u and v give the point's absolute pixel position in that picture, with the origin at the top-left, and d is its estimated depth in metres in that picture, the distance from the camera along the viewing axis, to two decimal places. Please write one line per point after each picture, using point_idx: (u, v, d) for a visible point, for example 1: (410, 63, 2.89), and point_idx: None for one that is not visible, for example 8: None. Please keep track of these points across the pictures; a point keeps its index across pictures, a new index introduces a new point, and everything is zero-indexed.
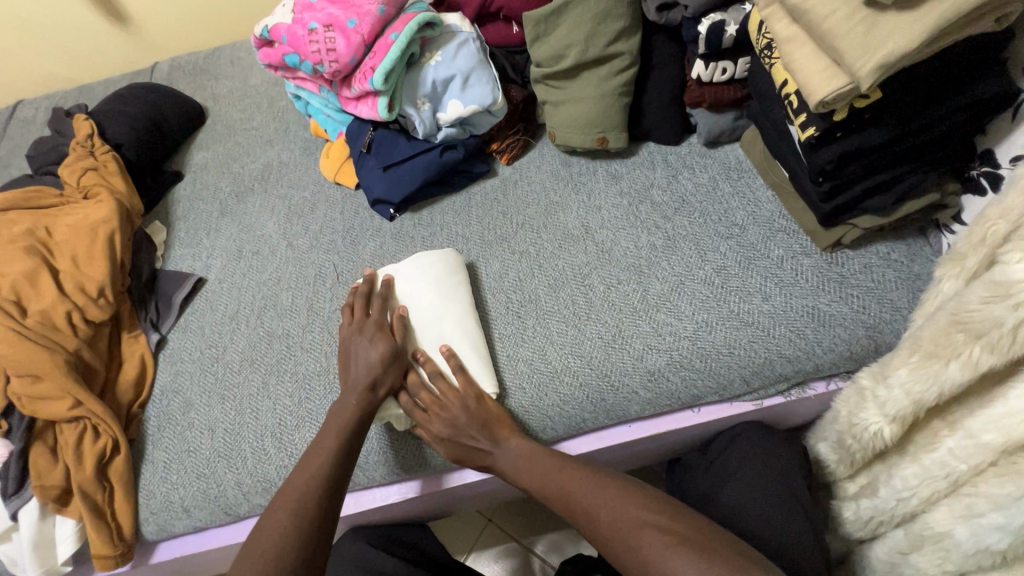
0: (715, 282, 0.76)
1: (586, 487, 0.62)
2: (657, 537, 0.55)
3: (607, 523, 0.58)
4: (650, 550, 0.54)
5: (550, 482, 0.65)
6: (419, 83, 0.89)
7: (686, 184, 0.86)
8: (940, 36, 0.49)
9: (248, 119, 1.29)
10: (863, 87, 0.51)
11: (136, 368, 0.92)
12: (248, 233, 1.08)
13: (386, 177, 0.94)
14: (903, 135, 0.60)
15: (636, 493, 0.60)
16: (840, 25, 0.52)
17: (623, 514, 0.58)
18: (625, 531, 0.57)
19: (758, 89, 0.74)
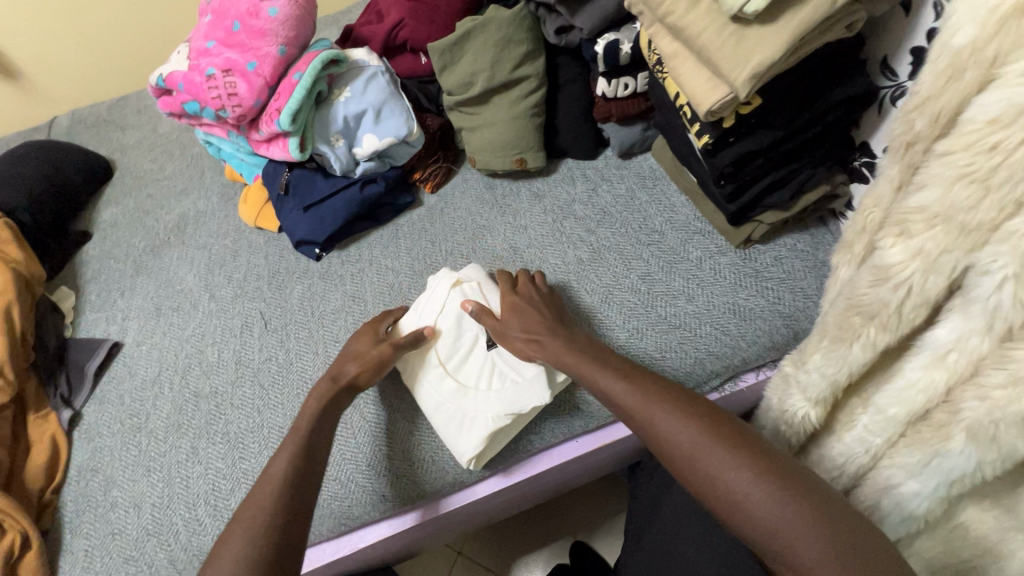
0: (641, 289, 0.78)
1: (687, 425, 0.55)
2: (771, 496, 0.48)
3: (710, 472, 0.52)
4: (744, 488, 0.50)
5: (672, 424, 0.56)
6: (331, 120, 0.88)
7: (606, 197, 0.89)
8: (801, 44, 0.53)
9: (160, 169, 1.23)
10: (742, 95, 0.54)
11: (46, 449, 0.84)
12: (166, 289, 1.02)
13: (308, 218, 0.92)
14: (788, 135, 0.64)
15: (756, 450, 0.52)
16: (712, 40, 0.55)
17: (746, 479, 0.50)
18: (727, 481, 0.50)
19: (658, 102, 0.77)
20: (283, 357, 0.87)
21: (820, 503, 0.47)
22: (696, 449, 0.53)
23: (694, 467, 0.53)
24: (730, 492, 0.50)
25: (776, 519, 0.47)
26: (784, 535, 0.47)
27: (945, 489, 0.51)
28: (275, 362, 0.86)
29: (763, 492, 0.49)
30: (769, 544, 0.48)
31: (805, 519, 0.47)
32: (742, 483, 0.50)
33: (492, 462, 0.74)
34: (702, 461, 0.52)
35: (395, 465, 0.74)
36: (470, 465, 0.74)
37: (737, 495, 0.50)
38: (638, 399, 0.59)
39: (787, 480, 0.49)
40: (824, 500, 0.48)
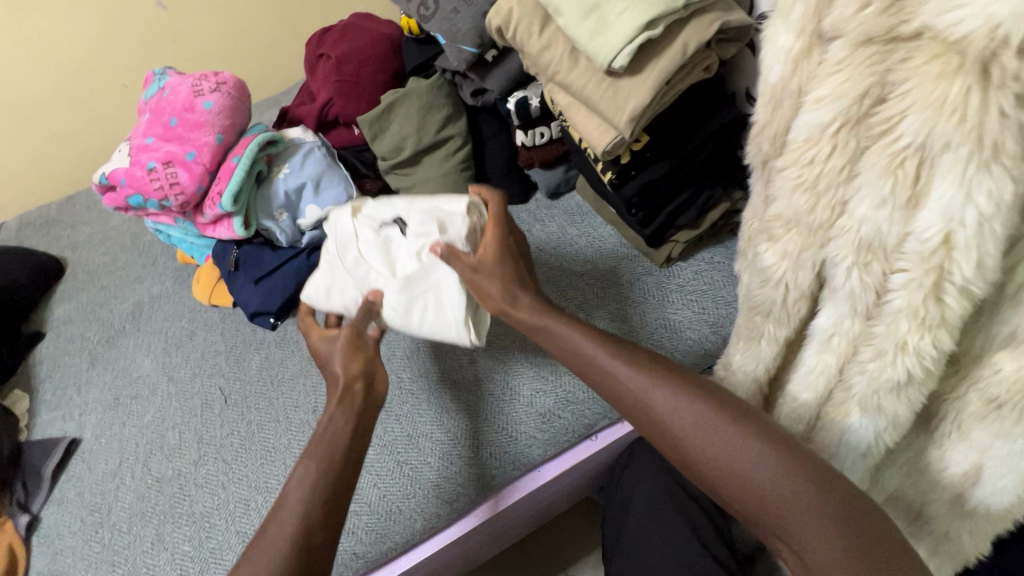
0: (580, 316, 0.83)
1: (683, 399, 0.52)
2: (768, 475, 0.47)
3: (710, 456, 0.50)
4: (743, 463, 0.48)
5: (664, 400, 0.53)
6: (271, 196, 0.92)
7: (540, 236, 0.95)
8: (666, 87, 0.61)
9: (113, 261, 1.25)
10: (625, 134, 0.62)
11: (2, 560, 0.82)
12: (123, 378, 1.02)
13: (260, 290, 0.95)
14: (680, 162, 0.72)
15: (753, 425, 0.50)
16: (594, 92, 0.63)
17: (742, 455, 0.49)
18: (725, 463, 0.49)
19: (571, 146, 0.85)
20: (245, 429, 0.87)
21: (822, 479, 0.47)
22: (698, 430, 0.51)
23: (692, 451, 0.51)
24: (728, 472, 0.49)
25: (780, 496, 0.47)
26: (784, 512, 0.46)
27: (863, 460, 0.56)
28: (238, 436, 0.87)
29: (761, 470, 0.48)
30: (765, 515, 0.48)
31: (802, 491, 0.46)
32: (744, 463, 0.48)
33: (459, 503, 0.75)
34: (701, 441, 0.50)
35: (364, 521, 0.74)
36: (436, 509, 0.75)
37: (737, 475, 0.48)
38: (636, 376, 0.55)
39: (788, 453, 0.48)
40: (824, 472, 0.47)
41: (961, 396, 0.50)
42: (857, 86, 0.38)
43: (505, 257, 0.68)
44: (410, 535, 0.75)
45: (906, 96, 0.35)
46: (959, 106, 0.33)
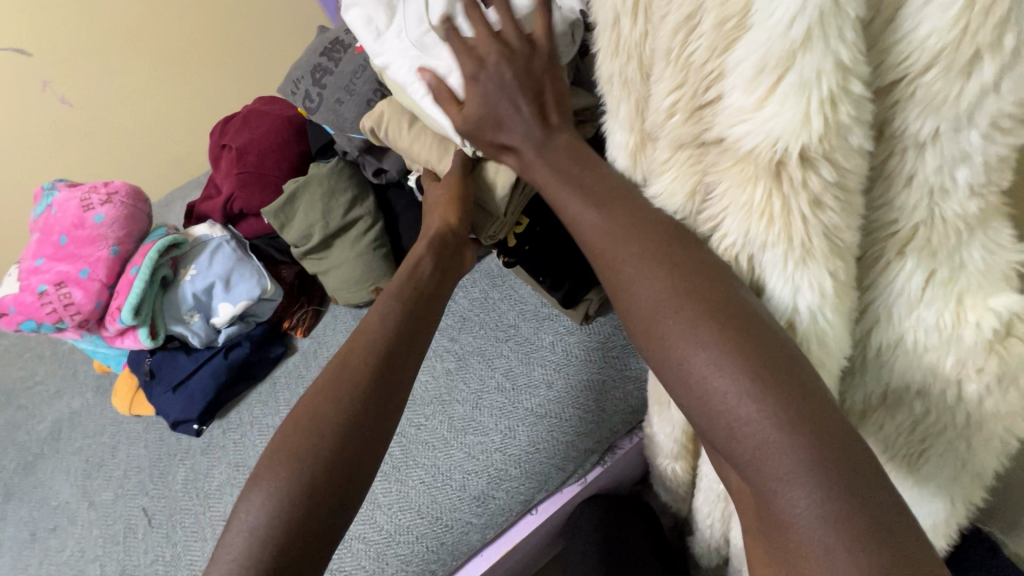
0: (507, 387, 0.82)
1: (659, 277, 0.38)
2: (749, 387, 0.34)
3: (679, 353, 0.37)
4: (706, 363, 0.35)
5: (639, 266, 0.40)
6: (180, 300, 0.90)
7: (463, 302, 0.93)
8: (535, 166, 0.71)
9: (29, 375, 1.18)
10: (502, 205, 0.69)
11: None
12: (42, 509, 0.95)
13: (178, 397, 0.91)
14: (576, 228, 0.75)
15: (736, 300, 0.36)
16: None
17: (714, 360, 0.35)
18: (696, 365, 0.36)
19: None
20: (170, 554, 0.82)
21: (808, 404, 0.33)
22: (671, 307, 0.37)
23: (660, 341, 0.38)
24: (698, 378, 0.36)
25: (746, 421, 0.33)
26: (755, 434, 0.33)
27: None
28: (163, 562, 0.82)
29: (741, 378, 0.34)
30: (725, 439, 0.35)
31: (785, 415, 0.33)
32: (705, 369, 0.35)
33: None
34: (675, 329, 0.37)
35: None
36: None
37: (705, 381, 0.35)
38: (610, 235, 0.42)
39: (771, 368, 0.34)
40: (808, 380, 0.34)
41: None
42: (686, 183, 0.38)
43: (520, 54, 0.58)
44: None
45: (726, 197, 0.35)
46: (765, 210, 0.33)
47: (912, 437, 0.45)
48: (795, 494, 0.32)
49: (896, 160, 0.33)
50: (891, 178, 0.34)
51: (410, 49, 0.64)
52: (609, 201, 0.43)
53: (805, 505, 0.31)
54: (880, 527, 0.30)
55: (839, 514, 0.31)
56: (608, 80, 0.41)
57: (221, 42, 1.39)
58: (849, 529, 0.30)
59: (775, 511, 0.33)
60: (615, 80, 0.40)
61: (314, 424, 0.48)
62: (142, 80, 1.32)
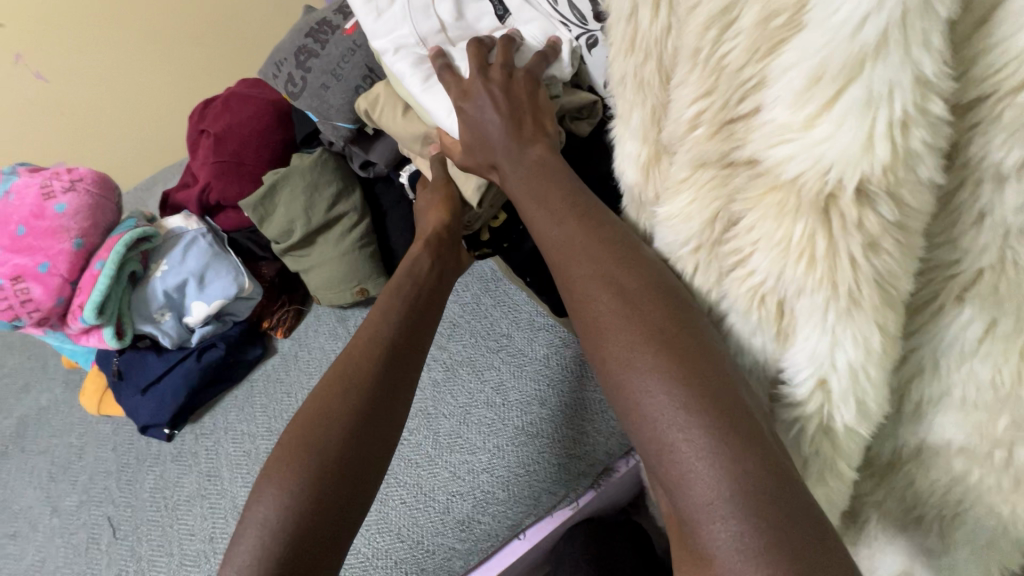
0: (496, 402, 0.77)
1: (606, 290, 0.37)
2: (677, 403, 0.32)
3: (614, 368, 0.35)
4: (640, 379, 0.34)
5: (589, 276, 0.39)
6: (149, 297, 0.84)
7: (453, 307, 0.87)
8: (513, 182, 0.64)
9: None
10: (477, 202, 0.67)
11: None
12: (2, 512, 0.90)
13: (147, 400, 0.86)
14: None
15: (681, 319, 0.35)
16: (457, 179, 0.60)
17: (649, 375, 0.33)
18: (625, 377, 0.34)
19: None
20: (134, 569, 0.77)
21: (754, 435, 0.31)
22: (613, 322, 0.36)
23: (595, 357, 0.37)
24: (628, 393, 0.34)
25: (669, 431, 0.32)
26: (676, 455, 0.31)
27: None
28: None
29: (671, 391, 0.32)
30: (655, 460, 0.33)
31: (713, 437, 0.30)
32: (641, 382, 0.33)
33: None
34: (611, 343, 0.36)
35: None
36: None
37: (634, 396, 0.34)
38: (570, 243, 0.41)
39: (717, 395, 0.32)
40: (756, 419, 0.32)
41: (880, 501, 0.44)
42: (704, 210, 0.32)
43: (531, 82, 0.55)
44: None
45: (752, 230, 0.29)
46: (805, 250, 0.27)
47: (946, 497, 0.40)
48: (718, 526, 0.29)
49: (966, 193, 0.28)
50: (956, 214, 0.29)
51: (416, 41, 0.62)
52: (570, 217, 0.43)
53: (723, 538, 0.28)
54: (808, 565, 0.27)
55: (762, 551, 0.27)
56: (619, 80, 0.35)
57: (205, 18, 1.30)
58: (773, 572, 0.27)
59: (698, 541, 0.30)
60: (627, 81, 0.34)
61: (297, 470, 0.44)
62: (120, 57, 1.25)
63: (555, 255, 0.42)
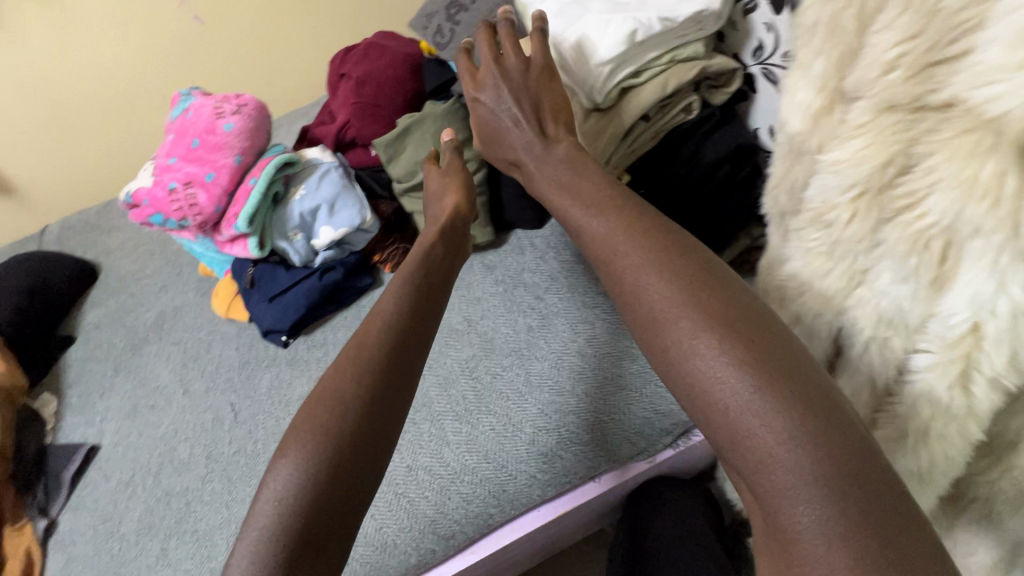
0: (589, 353, 0.81)
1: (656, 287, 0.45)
2: (751, 394, 0.39)
3: (682, 358, 0.42)
4: (703, 366, 0.41)
5: (644, 276, 0.46)
6: (287, 217, 0.93)
7: (553, 262, 0.92)
8: (645, 124, 0.66)
9: (142, 269, 1.30)
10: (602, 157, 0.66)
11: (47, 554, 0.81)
12: (143, 387, 1.05)
13: (273, 307, 0.97)
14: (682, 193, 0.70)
15: (738, 314, 0.42)
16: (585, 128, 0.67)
17: (705, 361, 0.41)
18: (696, 368, 0.41)
19: None
20: (251, 449, 0.88)
21: (816, 419, 0.38)
22: (669, 313, 0.43)
23: (663, 349, 0.43)
24: (702, 381, 0.41)
25: (742, 407, 0.38)
26: (756, 440, 0.38)
27: None
28: (244, 455, 0.88)
29: (745, 382, 0.39)
30: (721, 436, 0.40)
31: (790, 422, 0.37)
32: (711, 371, 0.40)
33: (452, 543, 0.74)
34: (678, 337, 0.42)
35: (359, 553, 0.74)
36: (432, 545, 0.74)
37: (707, 386, 0.40)
38: (631, 245, 0.48)
39: (782, 385, 0.39)
40: (829, 402, 0.39)
41: None
42: (880, 154, 0.34)
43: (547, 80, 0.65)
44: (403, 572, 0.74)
45: (933, 170, 0.32)
46: (991, 191, 0.30)
47: None
48: (801, 500, 0.36)
49: None
50: None
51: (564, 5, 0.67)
52: (615, 217, 0.52)
53: (808, 519, 0.36)
54: (876, 522, 0.35)
55: (842, 527, 0.35)
56: (807, 28, 0.37)
57: None
58: (849, 536, 0.34)
59: (773, 507, 0.38)
60: (819, 28, 0.36)
61: (312, 432, 0.49)
62: (268, 5, 1.37)
63: (621, 252, 0.49)
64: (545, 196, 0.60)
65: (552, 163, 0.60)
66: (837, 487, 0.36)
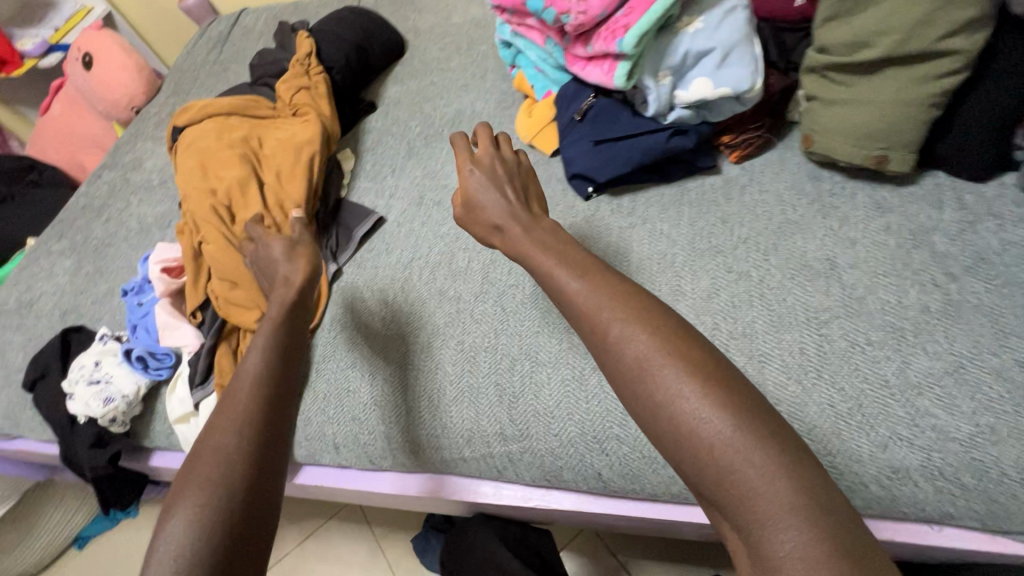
0: (1014, 381, 0.58)
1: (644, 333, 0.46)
2: (736, 434, 0.41)
3: (670, 407, 0.43)
4: (686, 407, 0.43)
5: (599, 297, 0.49)
6: (669, 52, 0.76)
7: (989, 239, 0.67)
8: None
9: (447, 59, 1.25)
10: None
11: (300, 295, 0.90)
12: (432, 180, 1.03)
13: (595, 153, 0.83)
14: None
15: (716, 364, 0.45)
16: None
17: (702, 406, 0.42)
18: (682, 410, 0.42)
19: None
20: (529, 289, 0.82)
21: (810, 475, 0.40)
22: (651, 359, 0.45)
23: (648, 392, 0.44)
24: (687, 423, 0.42)
25: (727, 446, 0.41)
26: (740, 477, 0.40)
27: None
28: (521, 291, 0.82)
29: (727, 422, 0.41)
30: (732, 503, 0.40)
31: (772, 456, 0.40)
32: (692, 406, 0.42)
33: None
34: (676, 386, 0.43)
35: (620, 451, 0.67)
36: None
37: (694, 424, 0.42)
38: (590, 296, 0.49)
39: (742, 405, 0.42)
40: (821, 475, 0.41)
41: None
42: None
43: (562, 234, 0.57)
44: (658, 491, 0.67)
45: None
46: None
47: None
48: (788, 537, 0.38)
49: None
50: None
51: None
52: (593, 275, 0.51)
53: (791, 545, 0.37)
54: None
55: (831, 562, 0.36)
56: None
57: None
58: None
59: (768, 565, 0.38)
60: None
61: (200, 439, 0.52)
62: None
63: (596, 319, 0.48)
64: (526, 262, 0.56)
65: (531, 240, 0.57)
66: (835, 537, 0.38)
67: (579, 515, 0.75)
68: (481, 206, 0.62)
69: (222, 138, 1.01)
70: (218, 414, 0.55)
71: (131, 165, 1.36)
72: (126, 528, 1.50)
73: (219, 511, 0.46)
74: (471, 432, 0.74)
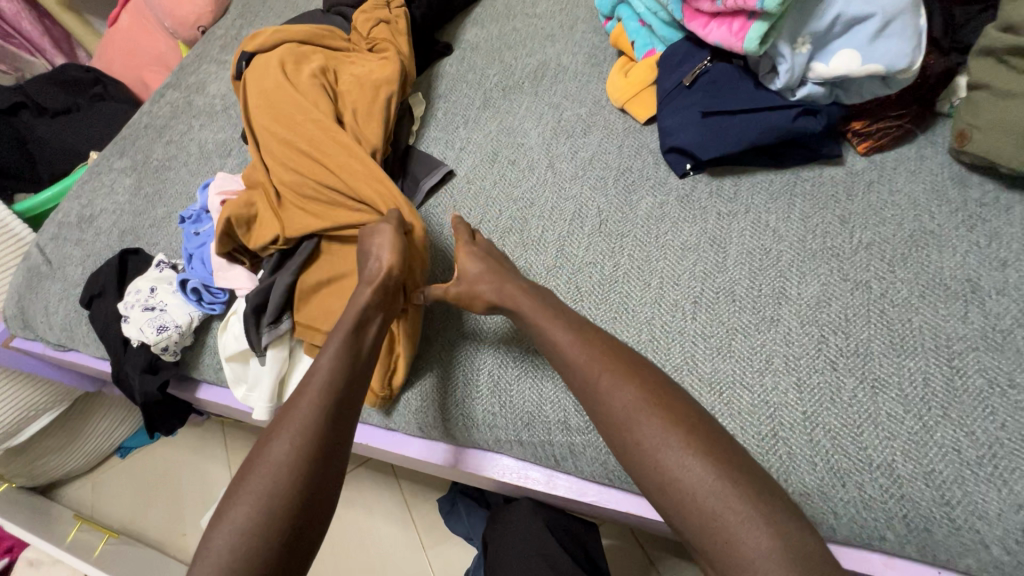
0: None
1: (631, 396, 0.53)
2: (714, 482, 0.48)
3: (654, 456, 0.50)
4: (668, 458, 0.50)
5: (586, 355, 0.57)
6: (814, 14, 0.65)
7: None
8: None
9: (533, 3, 1.14)
10: None
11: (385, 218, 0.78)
12: (507, 137, 0.95)
13: (702, 127, 0.74)
14: None
15: (696, 416, 0.52)
16: None
17: (682, 456, 0.49)
18: (667, 461, 0.50)
19: None
20: (609, 270, 0.75)
21: (787, 519, 0.46)
22: (643, 415, 0.52)
23: (635, 446, 0.52)
24: (674, 476, 0.49)
25: (710, 491, 0.47)
26: (723, 524, 0.46)
27: None
28: (600, 271, 0.75)
29: (709, 473, 0.48)
30: (718, 547, 0.47)
31: (748, 503, 0.46)
32: (675, 457, 0.49)
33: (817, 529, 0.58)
34: (670, 445, 0.50)
35: None
36: None
37: (678, 475, 0.49)
38: (582, 360, 0.57)
39: (721, 454, 0.49)
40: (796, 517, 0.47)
41: None
42: None
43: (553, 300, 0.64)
44: None
45: None
46: None
47: None
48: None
49: None
50: None
51: None
52: (586, 335, 0.59)
53: None
54: None
55: None
56: None
57: None
58: None
59: None
60: None
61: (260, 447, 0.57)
62: None
63: (590, 376, 0.56)
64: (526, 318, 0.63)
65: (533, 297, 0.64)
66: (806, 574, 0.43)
67: (638, 518, 0.70)
68: (474, 276, 0.68)
69: (296, 66, 0.95)
70: (277, 422, 0.58)
71: (193, 87, 1.32)
72: (164, 446, 1.55)
73: (271, 507, 0.53)
74: (531, 415, 0.69)
